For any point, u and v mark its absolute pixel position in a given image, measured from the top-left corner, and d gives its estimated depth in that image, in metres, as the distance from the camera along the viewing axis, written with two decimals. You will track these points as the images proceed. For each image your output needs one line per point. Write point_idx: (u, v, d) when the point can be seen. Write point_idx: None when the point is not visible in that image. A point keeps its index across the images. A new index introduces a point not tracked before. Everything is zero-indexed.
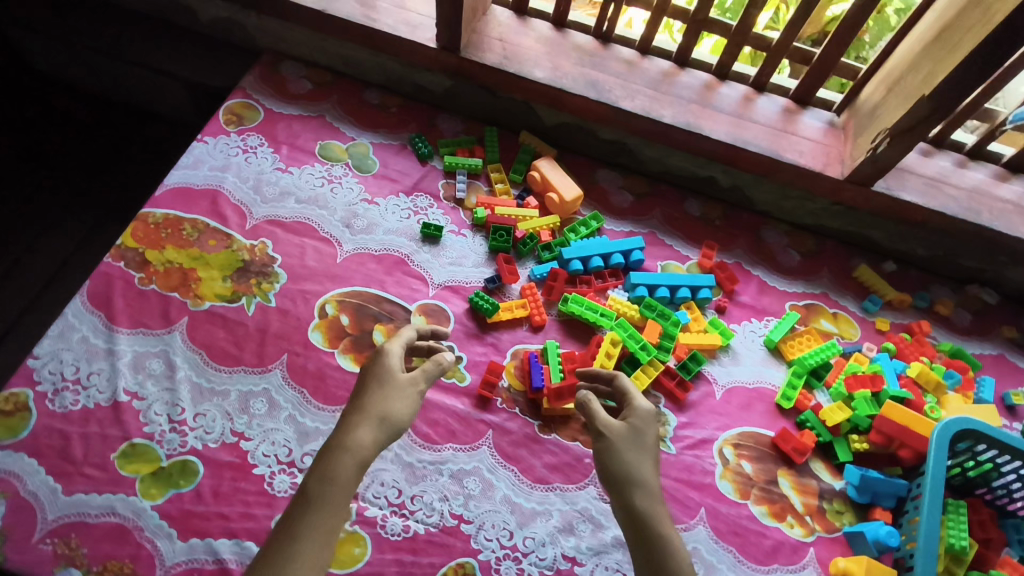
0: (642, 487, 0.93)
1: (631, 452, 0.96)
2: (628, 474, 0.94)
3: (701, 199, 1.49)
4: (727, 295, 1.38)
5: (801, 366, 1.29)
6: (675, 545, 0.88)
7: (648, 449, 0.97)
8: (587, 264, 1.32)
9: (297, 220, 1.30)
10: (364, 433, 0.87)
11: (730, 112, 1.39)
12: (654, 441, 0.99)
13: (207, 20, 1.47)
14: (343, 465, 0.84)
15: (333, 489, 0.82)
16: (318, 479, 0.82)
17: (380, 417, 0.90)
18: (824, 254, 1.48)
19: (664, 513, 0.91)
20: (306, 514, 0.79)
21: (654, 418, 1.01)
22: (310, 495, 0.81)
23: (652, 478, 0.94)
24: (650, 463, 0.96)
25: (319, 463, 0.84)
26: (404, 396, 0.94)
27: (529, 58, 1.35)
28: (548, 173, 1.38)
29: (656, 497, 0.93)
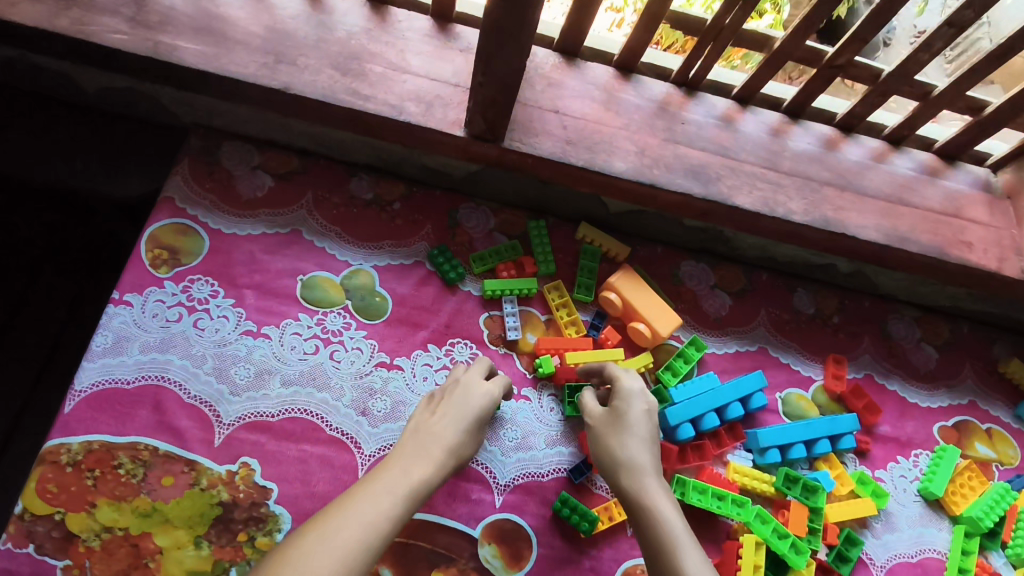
0: (629, 470, 0.81)
1: (618, 432, 0.85)
2: (614, 456, 0.83)
3: (812, 287, 1.13)
4: (868, 428, 1.05)
5: (973, 526, 1.01)
6: (677, 528, 0.75)
7: (646, 428, 0.86)
8: (698, 426, 0.96)
9: (287, 417, 0.89)
10: (432, 469, 0.77)
11: (878, 192, 0.99)
12: (651, 421, 0.87)
13: (100, 92, 0.99)
14: (398, 505, 0.71)
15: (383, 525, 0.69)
16: (373, 504, 0.70)
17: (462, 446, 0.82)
18: (963, 345, 1.16)
19: (660, 495, 0.79)
20: (349, 537, 0.66)
21: (643, 397, 0.88)
22: (360, 520, 0.68)
23: (641, 457, 0.82)
24: (642, 441, 0.84)
25: (373, 489, 0.72)
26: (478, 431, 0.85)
27: (603, 141, 0.92)
28: (632, 296, 0.99)
29: (647, 476, 0.81)
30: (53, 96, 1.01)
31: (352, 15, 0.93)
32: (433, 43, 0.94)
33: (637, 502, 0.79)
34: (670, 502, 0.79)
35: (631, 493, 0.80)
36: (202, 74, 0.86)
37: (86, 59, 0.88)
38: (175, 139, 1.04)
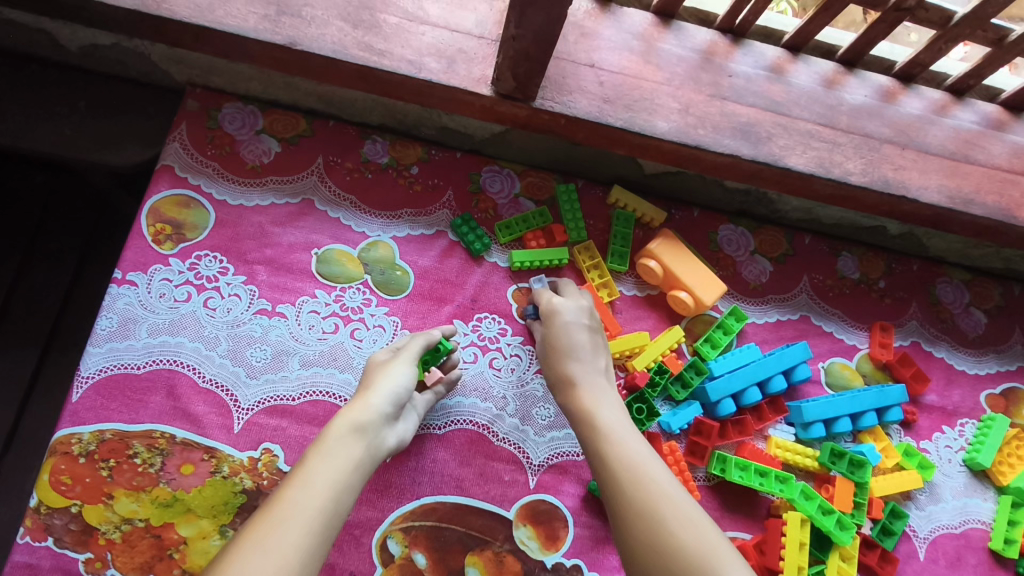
0: (564, 384, 0.79)
1: (550, 352, 0.82)
2: (551, 375, 0.81)
3: (857, 251, 1.07)
4: (912, 398, 1.01)
5: (1020, 495, 0.97)
6: (607, 429, 0.71)
7: (578, 336, 0.82)
8: (740, 400, 0.92)
9: (310, 400, 0.84)
10: (339, 424, 0.68)
11: (940, 151, 0.92)
12: (580, 326, 0.83)
13: (83, 50, 0.90)
14: (326, 476, 0.63)
15: (310, 501, 0.60)
16: (294, 494, 0.61)
17: (375, 388, 0.74)
18: (1014, 307, 1.10)
19: (591, 402, 0.75)
20: (279, 533, 0.57)
21: (580, 309, 0.84)
22: (283, 513, 0.59)
23: (570, 369, 0.79)
24: (571, 350, 0.80)
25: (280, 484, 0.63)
26: (393, 368, 0.77)
27: (644, 99, 0.85)
28: (675, 265, 0.94)
29: (581, 385, 0.77)
30: (31, 54, 0.93)
31: None
32: None
33: (574, 411, 0.76)
34: (608, 406, 0.74)
35: (567, 407, 0.77)
36: (196, 30, 0.78)
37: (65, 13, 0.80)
38: (167, 100, 0.96)
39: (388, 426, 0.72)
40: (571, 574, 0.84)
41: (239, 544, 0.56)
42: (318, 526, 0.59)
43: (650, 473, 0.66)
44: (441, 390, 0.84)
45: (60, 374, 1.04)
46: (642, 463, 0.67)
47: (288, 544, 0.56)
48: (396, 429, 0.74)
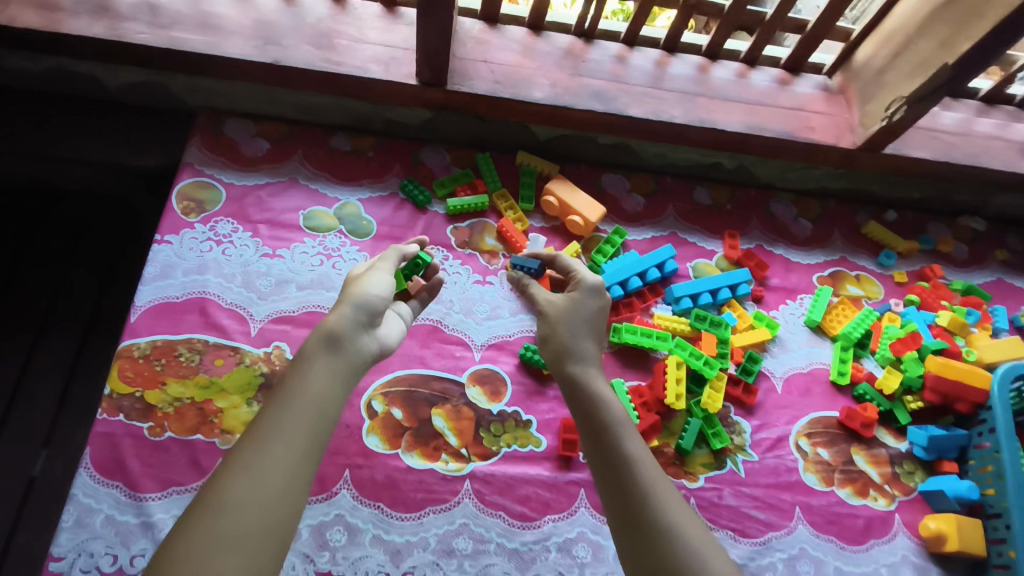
0: (567, 356, 0.96)
1: (562, 318, 1.02)
2: (554, 340, 0.99)
3: (708, 185, 1.41)
4: (760, 282, 1.32)
5: (847, 340, 1.27)
6: (616, 418, 0.85)
7: (583, 309, 1.03)
8: (626, 288, 1.24)
9: (307, 311, 1.14)
10: (316, 338, 0.83)
11: (740, 98, 1.30)
12: (589, 305, 1.04)
13: (121, 88, 1.24)
14: (310, 402, 0.75)
15: (293, 424, 0.72)
16: (283, 415, 0.73)
17: (347, 298, 0.90)
18: (830, 216, 1.43)
19: (606, 392, 0.90)
20: (267, 451, 0.69)
21: (596, 293, 1.05)
22: (271, 435, 0.71)
23: (580, 342, 0.98)
24: (586, 329, 1.00)
25: (266, 402, 0.77)
26: (363, 284, 0.92)
27: (523, 80, 1.22)
28: (565, 196, 1.27)
29: (588, 366, 0.94)
30: (81, 97, 1.27)
31: (320, 6, 1.23)
32: (384, 21, 1.23)
33: (578, 390, 0.91)
34: (616, 399, 0.90)
35: (575, 386, 0.92)
36: (211, 59, 1.14)
37: (116, 58, 1.15)
38: (182, 121, 1.30)
39: (365, 333, 0.88)
40: (512, 416, 1.12)
41: (235, 461, 0.69)
42: (303, 442, 0.72)
43: (650, 462, 0.81)
44: (424, 296, 1.09)
45: (100, 346, 1.35)
46: (639, 451, 0.82)
47: (272, 463, 0.69)
48: (377, 337, 0.90)
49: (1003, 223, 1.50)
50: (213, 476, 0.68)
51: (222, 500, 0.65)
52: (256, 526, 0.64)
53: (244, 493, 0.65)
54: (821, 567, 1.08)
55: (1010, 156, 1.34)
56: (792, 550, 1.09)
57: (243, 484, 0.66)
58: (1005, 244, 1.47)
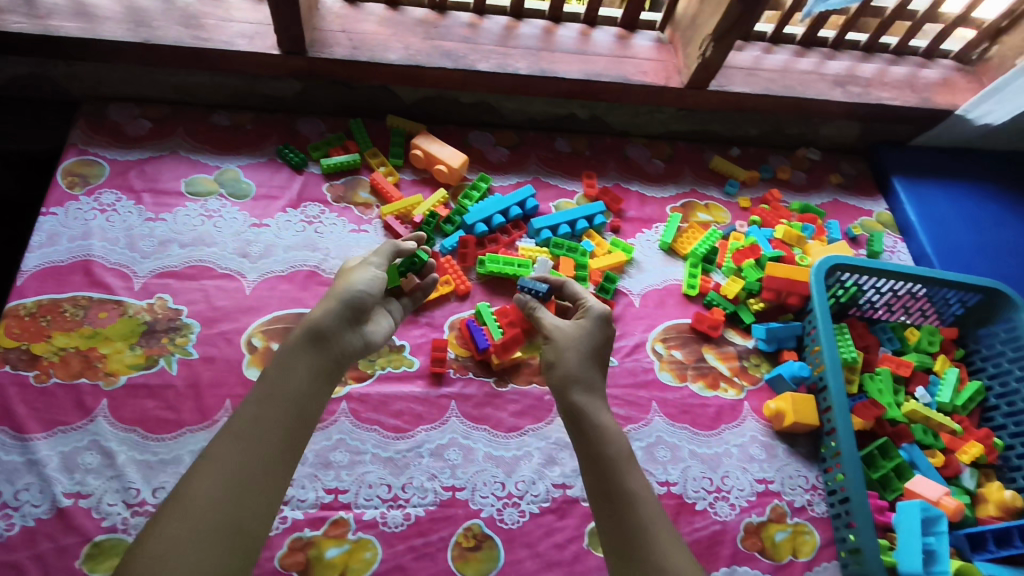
0: (575, 386, 0.93)
1: (569, 342, 0.98)
2: (562, 366, 0.95)
3: (567, 136, 1.55)
4: (617, 215, 1.46)
5: (696, 257, 1.40)
6: (619, 454, 0.86)
7: (591, 338, 0.99)
8: (490, 224, 1.35)
9: (189, 265, 1.23)
10: (297, 338, 0.85)
11: (578, 51, 1.45)
12: (598, 334, 1.00)
13: (6, 81, 1.34)
14: (275, 426, 0.76)
15: (261, 435, 0.75)
16: (249, 435, 0.74)
17: (336, 291, 0.92)
18: (680, 155, 1.58)
19: (608, 424, 0.90)
20: (224, 468, 0.71)
21: (598, 318, 1.01)
22: (238, 452, 0.73)
23: (590, 372, 0.95)
24: (594, 360, 0.97)
25: (247, 394, 0.79)
26: (356, 278, 0.94)
27: (378, 45, 1.34)
28: (429, 147, 1.38)
29: (595, 397, 0.93)
30: None
31: None
32: (249, 4, 1.36)
33: (579, 415, 0.90)
34: (619, 431, 0.90)
35: (579, 412, 0.91)
36: (85, 42, 1.25)
37: None
38: (68, 111, 1.41)
39: (345, 331, 0.89)
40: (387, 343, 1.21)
41: (199, 475, 0.70)
42: (261, 460, 0.73)
43: (650, 501, 0.82)
44: (417, 293, 1.14)
45: None
46: (641, 489, 0.83)
47: (225, 475, 0.71)
48: (361, 333, 0.92)
49: (836, 153, 1.69)
50: (182, 480, 0.71)
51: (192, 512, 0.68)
52: (221, 539, 0.67)
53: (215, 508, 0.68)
54: (676, 451, 1.19)
55: (821, 87, 1.52)
56: (650, 439, 1.19)
57: (216, 498, 0.69)
58: (839, 170, 1.65)
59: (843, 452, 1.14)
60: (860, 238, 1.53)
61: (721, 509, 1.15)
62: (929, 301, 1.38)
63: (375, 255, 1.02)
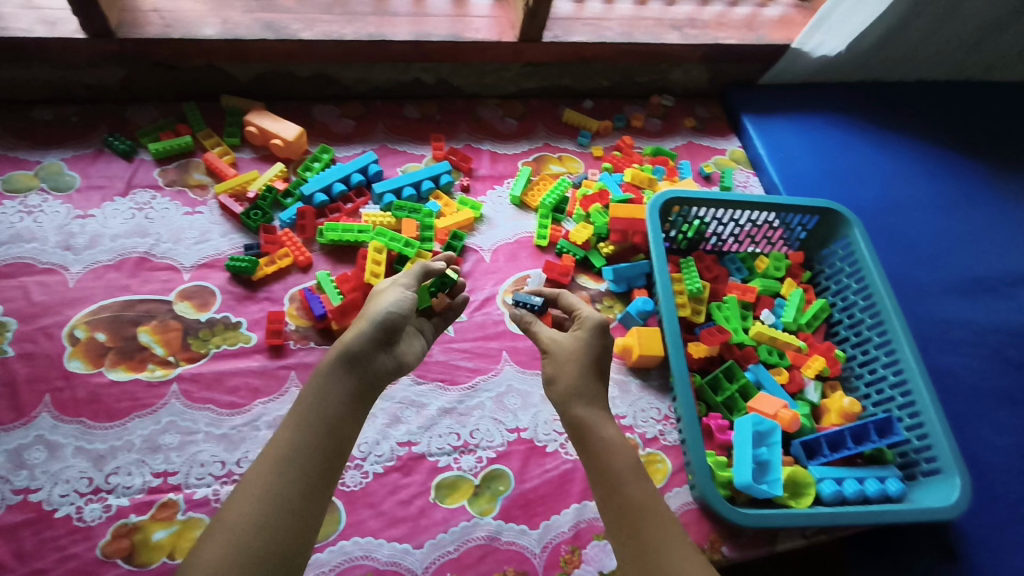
0: (576, 400, 0.92)
1: (575, 357, 0.95)
2: (559, 385, 0.94)
3: (416, 102, 1.53)
4: (467, 174, 1.45)
5: (546, 208, 1.39)
6: (624, 470, 0.86)
7: (590, 351, 0.96)
8: (331, 193, 1.33)
9: (6, 263, 1.17)
10: (326, 364, 0.85)
11: (406, 14, 1.43)
12: (595, 346, 0.96)
13: None
14: (300, 464, 0.76)
15: (292, 470, 0.76)
16: (276, 474, 0.75)
17: (366, 317, 0.90)
18: (533, 112, 1.58)
19: (612, 437, 0.89)
20: (246, 513, 0.72)
21: (595, 326, 0.97)
22: (263, 493, 0.74)
23: (594, 390, 0.94)
24: (599, 376, 0.96)
25: (292, 408, 0.82)
26: (385, 299, 0.92)
27: (194, 21, 1.31)
28: (262, 122, 1.36)
29: (603, 414, 0.92)
30: None
31: None
32: None
33: (584, 430, 0.90)
34: (625, 442, 0.90)
35: (581, 425, 0.91)
36: None
37: None
38: None
39: (377, 355, 0.88)
40: (222, 321, 1.18)
41: (229, 515, 0.73)
42: (292, 503, 0.74)
43: (659, 514, 0.84)
44: (446, 313, 1.10)
45: None
46: (652, 503, 0.84)
47: (250, 515, 0.72)
48: (394, 352, 0.91)
49: (691, 98, 1.71)
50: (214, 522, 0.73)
51: (239, 527, 0.71)
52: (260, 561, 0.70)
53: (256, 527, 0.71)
54: (527, 397, 1.19)
55: (658, 31, 1.55)
56: (500, 389, 1.19)
57: (258, 518, 0.72)
58: (693, 113, 1.68)
59: (673, 376, 1.12)
60: (713, 176, 1.56)
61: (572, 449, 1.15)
62: (773, 227, 1.41)
63: (404, 276, 1.00)
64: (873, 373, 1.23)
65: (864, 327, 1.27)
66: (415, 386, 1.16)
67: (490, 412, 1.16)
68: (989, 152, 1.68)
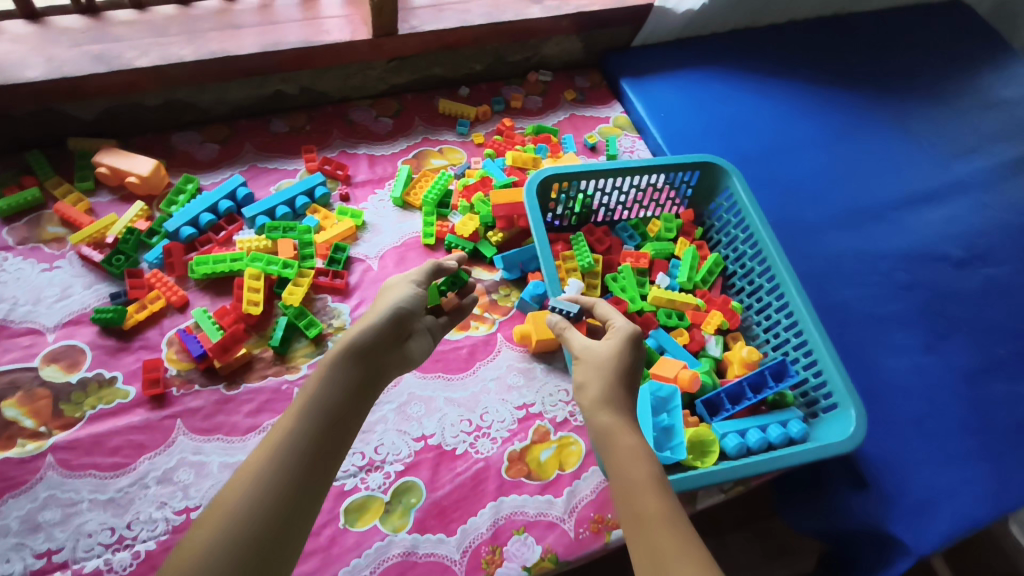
0: (604, 406, 0.83)
1: (599, 363, 0.88)
2: (589, 392, 0.85)
3: (282, 115, 1.47)
4: (345, 182, 1.40)
5: (430, 205, 1.36)
6: (648, 475, 0.77)
7: (622, 358, 0.89)
8: (199, 225, 1.26)
9: None
10: (331, 355, 0.80)
11: (250, 24, 1.36)
12: (627, 356, 0.90)
13: None
14: (295, 458, 0.70)
15: (285, 462, 0.70)
16: (271, 464, 0.69)
17: (375, 311, 0.89)
18: (408, 107, 1.54)
19: (634, 443, 0.80)
20: (229, 506, 0.66)
21: (625, 330, 0.92)
22: (254, 482, 0.68)
23: (622, 397, 0.85)
24: (626, 381, 0.87)
25: (303, 387, 0.77)
26: (393, 294, 0.93)
27: (14, 64, 1.22)
28: (114, 161, 1.27)
29: (629, 419, 0.83)
30: None
31: None
32: None
33: (606, 435, 0.81)
34: (647, 451, 0.80)
35: (602, 430, 0.82)
36: None
37: None
38: None
39: (385, 349, 0.86)
40: (96, 379, 1.09)
41: (213, 506, 0.67)
42: (280, 502, 0.67)
43: (680, 525, 0.73)
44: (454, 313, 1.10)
45: None
46: (673, 512, 0.74)
47: (234, 507, 0.66)
48: (400, 350, 0.89)
49: (568, 70, 1.69)
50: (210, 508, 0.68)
51: (232, 511, 0.66)
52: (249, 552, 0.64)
53: (249, 514, 0.66)
54: (429, 403, 1.16)
55: (519, 8, 1.52)
56: (401, 399, 1.16)
57: (258, 503, 0.66)
58: (572, 85, 1.66)
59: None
60: (598, 146, 1.55)
61: (483, 447, 1.13)
62: (657, 189, 1.39)
63: (414, 275, 0.99)
64: (768, 319, 1.26)
65: (755, 275, 1.29)
66: None
67: (394, 424, 1.13)
68: (857, 85, 1.74)
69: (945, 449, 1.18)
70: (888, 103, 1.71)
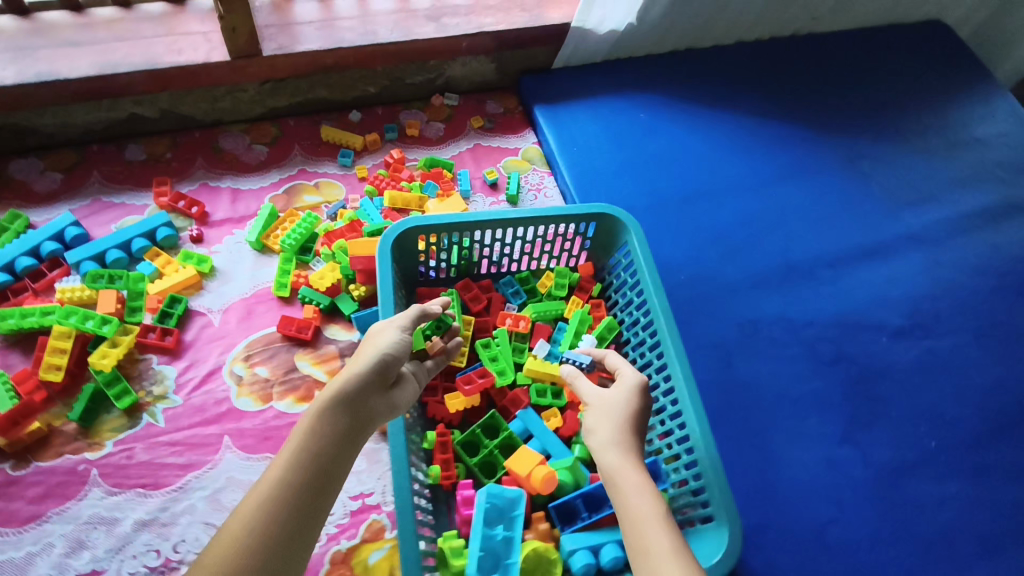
0: (613, 445, 0.80)
1: (607, 412, 0.84)
2: (597, 432, 0.82)
3: (140, 140, 1.31)
4: (200, 220, 1.24)
5: (288, 251, 1.20)
6: (653, 535, 0.70)
7: (630, 410, 0.85)
8: (14, 271, 1.12)
9: None
10: (322, 404, 0.71)
11: (92, 41, 1.21)
12: (637, 402, 0.86)
13: None
14: (278, 529, 0.61)
15: (266, 533, 0.60)
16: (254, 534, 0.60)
17: (364, 354, 0.79)
18: (288, 134, 1.37)
19: (640, 501, 0.74)
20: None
21: (633, 384, 0.88)
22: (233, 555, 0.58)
23: (631, 451, 0.80)
24: (634, 434, 0.82)
25: (286, 446, 0.67)
26: (384, 337, 0.82)
27: None
28: None
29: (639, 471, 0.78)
30: None
31: None
32: None
33: (616, 487, 0.76)
34: (657, 508, 0.73)
35: (613, 481, 0.77)
36: None
37: None
38: None
39: (377, 398, 0.76)
40: None
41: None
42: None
43: None
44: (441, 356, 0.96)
45: None
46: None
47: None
48: (390, 397, 0.78)
49: (477, 93, 1.51)
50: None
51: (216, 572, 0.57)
52: None
53: None
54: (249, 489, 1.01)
55: (410, 25, 1.36)
56: (216, 484, 1.01)
57: None
58: (481, 111, 1.48)
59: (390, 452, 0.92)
60: (499, 182, 1.37)
61: None
62: (546, 241, 1.21)
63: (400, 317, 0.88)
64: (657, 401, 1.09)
65: (646, 348, 1.12)
66: (107, 499, 0.98)
67: (202, 515, 0.98)
68: (805, 120, 1.56)
69: (851, 566, 1.01)
70: (836, 142, 1.53)
